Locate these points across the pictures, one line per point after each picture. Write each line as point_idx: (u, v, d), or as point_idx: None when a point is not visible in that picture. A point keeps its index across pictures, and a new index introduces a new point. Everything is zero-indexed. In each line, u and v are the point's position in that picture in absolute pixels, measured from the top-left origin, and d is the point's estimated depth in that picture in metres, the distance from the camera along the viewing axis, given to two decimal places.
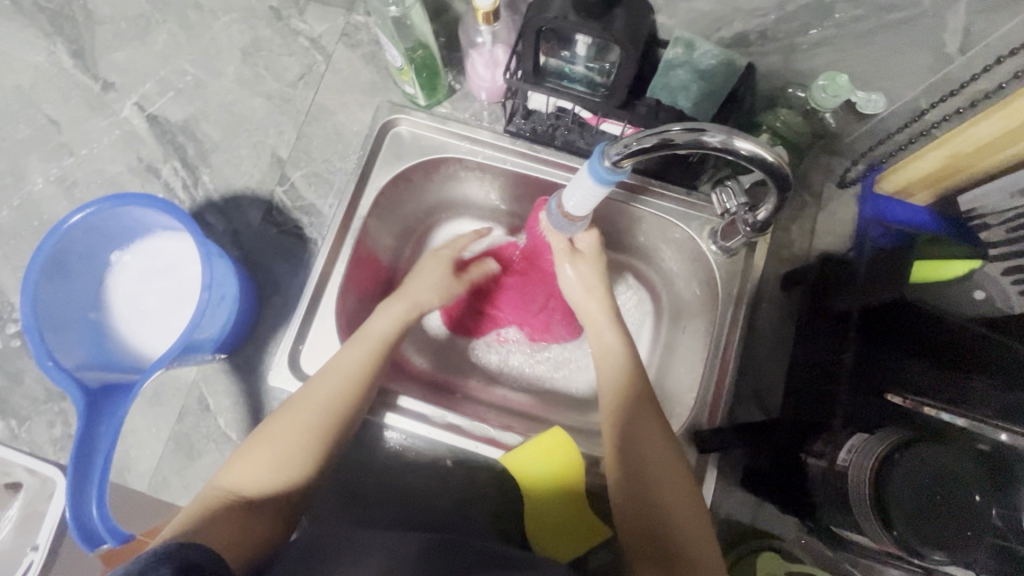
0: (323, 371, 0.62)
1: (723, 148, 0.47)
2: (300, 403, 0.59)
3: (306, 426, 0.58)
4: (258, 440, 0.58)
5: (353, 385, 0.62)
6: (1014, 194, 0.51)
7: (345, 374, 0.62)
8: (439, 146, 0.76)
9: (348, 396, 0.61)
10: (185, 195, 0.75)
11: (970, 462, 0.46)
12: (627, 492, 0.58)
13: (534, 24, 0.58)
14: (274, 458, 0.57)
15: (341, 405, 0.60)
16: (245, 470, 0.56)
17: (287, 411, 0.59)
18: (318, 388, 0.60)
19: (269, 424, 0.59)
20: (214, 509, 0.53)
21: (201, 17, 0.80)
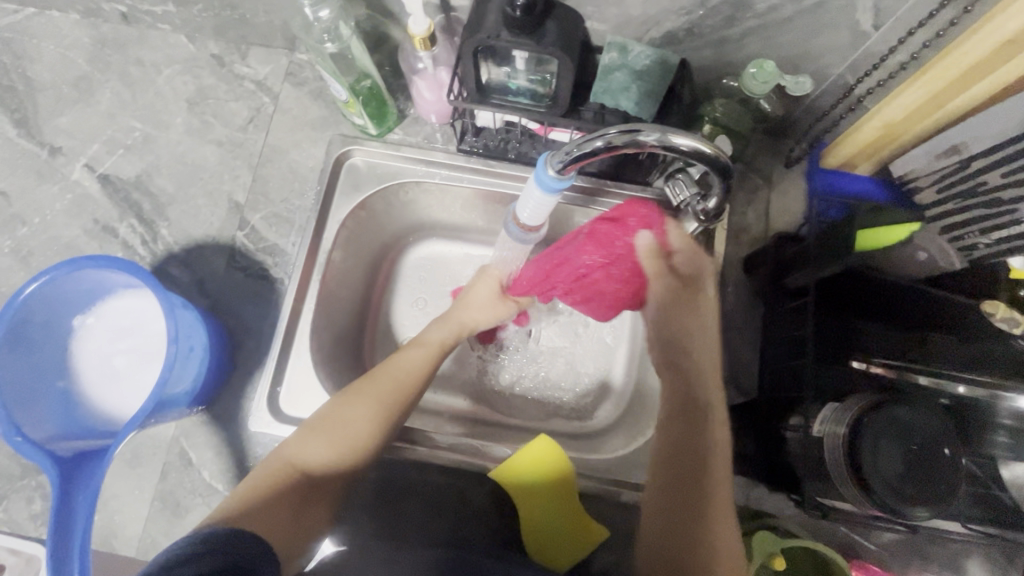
0: (397, 363, 0.63)
1: (661, 145, 0.48)
2: (367, 390, 0.59)
3: (373, 414, 0.58)
4: (321, 421, 0.57)
5: (424, 381, 0.63)
6: (940, 155, 0.54)
7: (418, 371, 0.63)
8: (396, 173, 0.76)
9: (418, 393, 0.62)
10: (145, 251, 0.75)
11: (935, 420, 0.48)
12: (668, 485, 0.55)
13: (470, 45, 0.59)
14: (341, 443, 0.57)
15: (411, 401, 0.61)
16: (308, 449, 0.56)
17: (355, 396, 0.59)
18: (388, 378, 0.61)
19: (334, 405, 0.58)
20: (278, 484, 0.53)
21: (143, 73, 0.81)
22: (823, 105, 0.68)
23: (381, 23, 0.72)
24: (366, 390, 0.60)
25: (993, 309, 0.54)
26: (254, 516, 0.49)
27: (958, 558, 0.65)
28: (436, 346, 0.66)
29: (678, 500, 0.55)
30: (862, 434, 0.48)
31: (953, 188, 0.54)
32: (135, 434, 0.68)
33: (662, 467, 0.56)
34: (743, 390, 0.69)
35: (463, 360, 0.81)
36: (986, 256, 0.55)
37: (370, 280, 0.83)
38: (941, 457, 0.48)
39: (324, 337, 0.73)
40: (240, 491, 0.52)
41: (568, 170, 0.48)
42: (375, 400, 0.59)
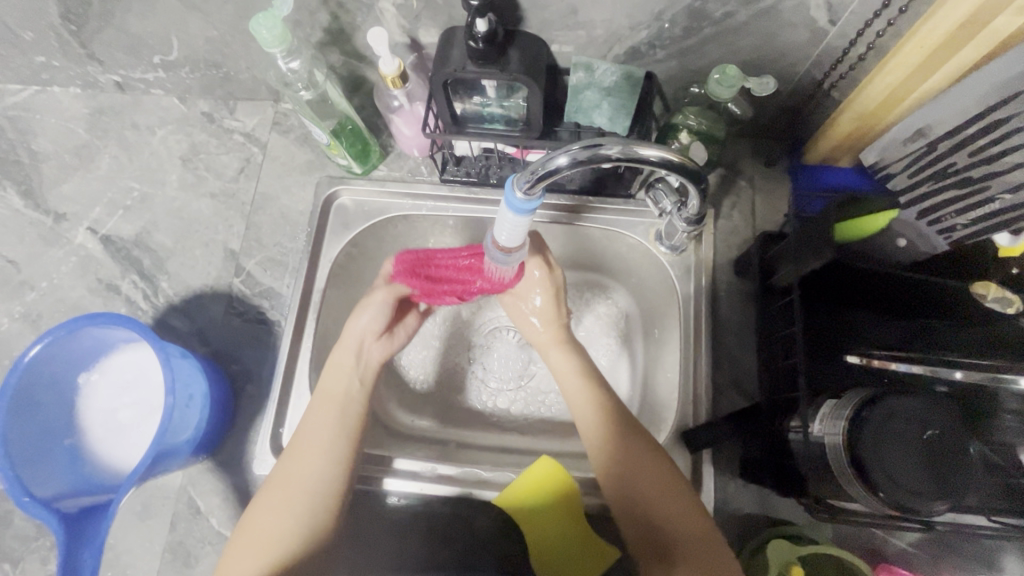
0: (296, 446, 0.61)
1: (626, 157, 0.49)
2: (275, 485, 0.59)
3: (286, 506, 0.58)
4: (243, 529, 0.58)
5: (329, 453, 0.61)
6: (906, 141, 0.54)
7: (320, 447, 0.61)
8: (383, 208, 0.78)
9: (326, 468, 0.60)
10: (148, 305, 0.77)
11: (936, 410, 0.47)
12: (608, 473, 0.60)
13: (439, 79, 0.61)
14: (264, 543, 0.56)
15: (321, 480, 0.60)
16: (235, 560, 0.56)
17: (265, 496, 0.59)
18: (289, 467, 0.60)
19: (251, 510, 0.59)
20: None
21: (139, 136, 0.85)
22: (795, 102, 0.68)
23: (356, 67, 0.75)
24: (275, 487, 0.59)
25: (983, 290, 0.54)
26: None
27: (993, 555, 0.61)
28: (333, 411, 0.63)
29: (626, 483, 0.58)
30: (859, 429, 0.47)
31: (924, 172, 0.54)
32: (144, 486, 0.69)
33: (598, 459, 0.61)
34: (746, 394, 0.67)
35: (462, 385, 0.81)
36: (966, 236, 0.54)
37: None
38: (947, 448, 0.46)
39: (323, 375, 0.74)
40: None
41: (534, 189, 0.48)
42: (286, 492, 0.59)
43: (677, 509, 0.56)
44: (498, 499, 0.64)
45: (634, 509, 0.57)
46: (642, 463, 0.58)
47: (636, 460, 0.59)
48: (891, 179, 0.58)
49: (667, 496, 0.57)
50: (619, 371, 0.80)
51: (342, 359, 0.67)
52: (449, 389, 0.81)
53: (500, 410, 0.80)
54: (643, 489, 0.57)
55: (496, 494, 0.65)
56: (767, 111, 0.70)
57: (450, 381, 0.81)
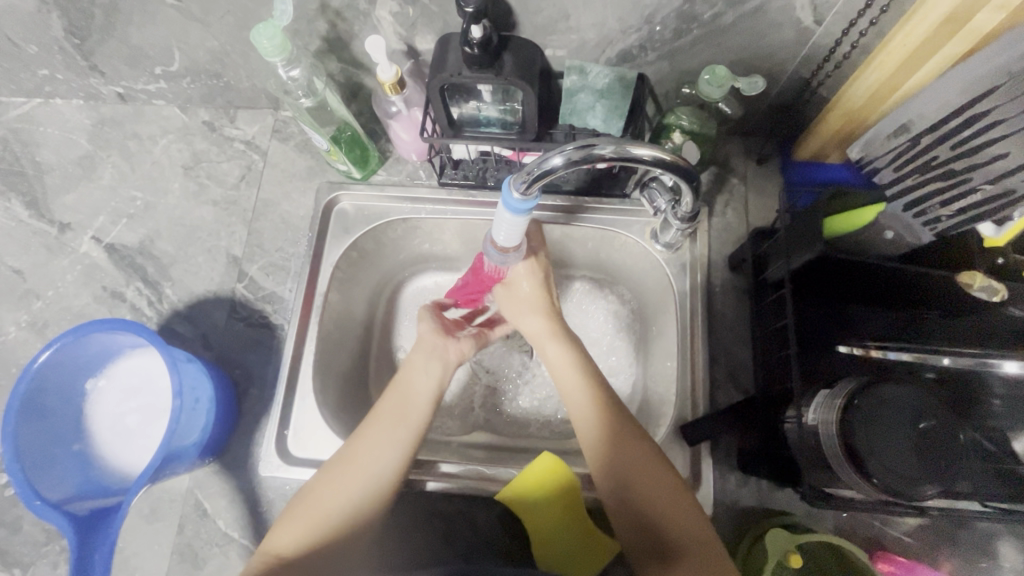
0: (367, 432, 0.63)
1: (619, 156, 0.50)
2: (339, 466, 0.61)
3: (344, 490, 0.60)
4: (299, 502, 0.60)
5: (395, 445, 0.62)
6: (891, 135, 0.55)
7: (385, 438, 0.63)
8: (383, 212, 0.80)
9: (391, 462, 0.62)
10: (152, 311, 0.78)
11: (926, 398, 0.48)
12: (605, 469, 0.60)
13: (435, 84, 0.62)
14: (316, 523, 0.59)
15: (383, 471, 0.61)
16: (283, 534, 0.58)
17: (326, 475, 0.61)
18: (357, 451, 0.62)
19: (310, 485, 0.61)
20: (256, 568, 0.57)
21: (141, 146, 0.86)
22: (784, 100, 0.70)
23: (354, 74, 0.76)
24: (342, 466, 0.61)
25: (970, 280, 0.53)
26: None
27: (988, 540, 0.63)
28: (408, 407, 0.65)
29: (621, 481, 0.59)
30: (851, 416, 0.48)
31: (909, 165, 0.55)
32: (152, 490, 0.70)
33: (596, 455, 0.61)
34: (743, 387, 0.69)
35: (464, 386, 0.82)
36: (952, 227, 0.55)
37: (368, 318, 0.85)
38: (937, 433, 0.47)
39: (327, 377, 0.75)
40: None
41: (530, 190, 0.50)
42: (346, 475, 0.61)
43: (670, 505, 0.57)
44: (501, 495, 0.66)
45: (631, 506, 0.58)
46: (637, 461, 0.59)
47: (633, 459, 0.59)
48: (876, 173, 0.59)
49: (664, 499, 0.57)
50: (618, 368, 0.81)
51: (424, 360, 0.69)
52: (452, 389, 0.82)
53: (501, 409, 0.81)
54: (639, 488, 0.58)
55: (499, 490, 0.66)
56: (757, 110, 0.72)
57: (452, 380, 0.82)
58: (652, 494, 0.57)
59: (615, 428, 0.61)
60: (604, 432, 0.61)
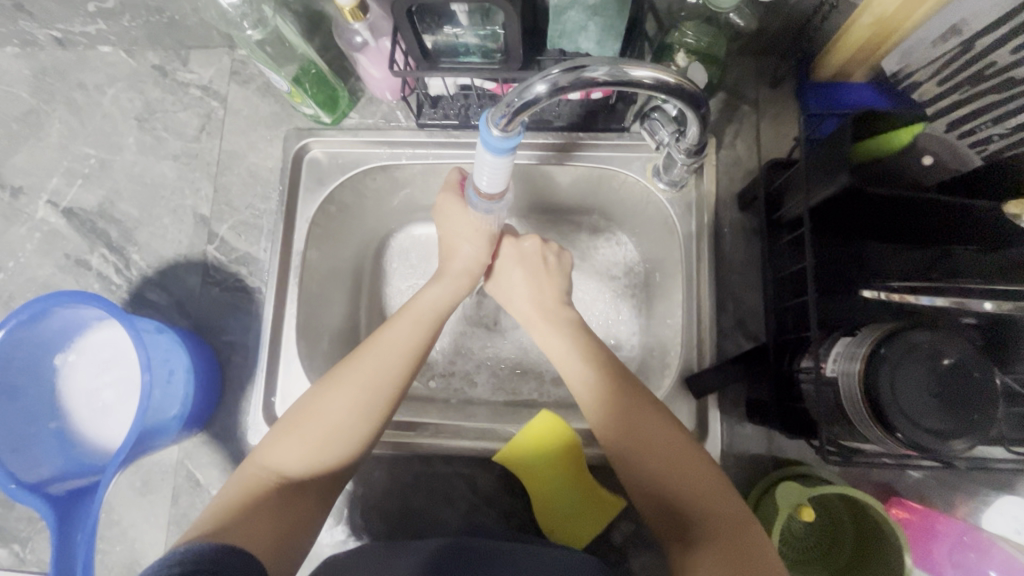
0: (377, 345, 0.58)
1: (615, 80, 0.43)
2: (344, 381, 0.56)
3: (356, 405, 0.55)
4: (301, 416, 0.55)
5: (409, 360, 0.59)
6: (936, 41, 0.50)
7: (399, 351, 0.58)
8: (359, 159, 0.73)
9: (404, 374, 0.58)
10: (121, 278, 0.73)
11: (960, 340, 0.44)
12: (611, 431, 0.55)
13: (401, 6, 0.53)
14: (321, 441, 0.54)
15: (398, 386, 0.57)
16: (287, 451, 0.53)
17: (329, 389, 0.56)
18: (367, 363, 0.57)
19: (311, 398, 0.56)
20: (256, 490, 0.51)
21: (88, 96, 0.78)
22: (806, 9, 0.60)
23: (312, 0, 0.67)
24: (348, 377, 0.56)
25: (1021, 210, 0.46)
26: (233, 535, 0.46)
27: (1009, 483, 0.60)
28: (422, 321, 0.61)
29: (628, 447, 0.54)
30: (877, 365, 0.44)
31: (956, 76, 0.50)
32: (141, 463, 0.68)
33: (604, 425, 0.56)
34: (754, 335, 0.64)
35: (458, 342, 0.78)
36: (1004, 148, 0.49)
37: (353, 275, 0.79)
38: (970, 377, 0.43)
39: (314, 341, 0.71)
40: (219, 505, 0.50)
41: (512, 125, 0.43)
42: (356, 388, 0.55)
43: (691, 473, 0.52)
44: (498, 457, 0.62)
45: (647, 474, 0.53)
46: (647, 426, 0.54)
47: (646, 424, 0.54)
48: (917, 89, 0.55)
49: (689, 472, 0.52)
50: (621, 318, 0.76)
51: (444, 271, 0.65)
52: (446, 346, 0.78)
53: (497, 365, 0.77)
54: (653, 458, 0.53)
55: (495, 452, 0.63)
56: (774, 22, 0.62)
57: (445, 339, 0.78)
58: (671, 464, 0.52)
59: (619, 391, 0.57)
60: (612, 395, 0.56)
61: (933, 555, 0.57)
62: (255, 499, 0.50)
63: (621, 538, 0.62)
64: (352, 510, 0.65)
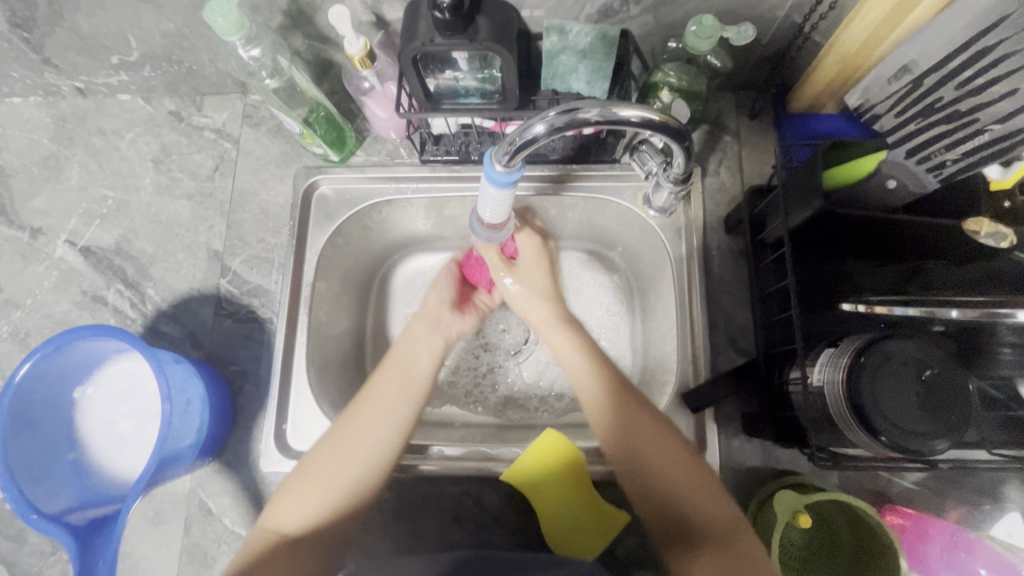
0: (365, 404, 0.62)
1: (606, 119, 0.48)
2: (337, 440, 0.60)
3: (347, 462, 0.59)
4: (300, 474, 0.59)
5: (394, 416, 0.62)
6: (891, 78, 0.55)
7: (389, 406, 0.62)
8: (365, 194, 0.77)
9: (393, 431, 0.61)
10: (135, 313, 0.76)
11: (932, 348, 0.47)
12: (612, 440, 0.59)
13: (407, 55, 0.58)
14: (317, 499, 0.58)
15: (387, 441, 0.61)
16: (287, 509, 0.57)
17: (324, 448, 0.60)
18: (356, 422, 0.61)
19: (311, 458, 0.59)
20: (263, 548, 0.56)
21: (106, 141, 0.82)
22: (777, 48, 0.66)
23: (321, 50, 0.72)
24: (339, 437, 0.60)
25: (977, 226, 0.52)
26: None
27: (997, 486, 0.62)
28: (404, 377, 0.65)
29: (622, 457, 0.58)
30: (858, 372, 0.47)
31: (909, 109, 0.55)
32: (153, 493, 0.69)
33: (609, 439, 0.59)
34: (745, 351, 0.67)
35: (463, 365, 0.81)
36: (956, 172, 0.54)
37: (359, 304, 0.83)
38: (944, 383, 0.47)
39: (323, 368, 0.74)
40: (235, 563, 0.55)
41: (514, 161, 0.47)
42: (350, 446, 0.59)
43: (691, 483, 0.55)
44: (506, 475, 0.64)
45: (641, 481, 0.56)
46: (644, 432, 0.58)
47: (648, 437, 0.57)
48: (877, 120, 0.59)
49: (684, 481, 0.55)
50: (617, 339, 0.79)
51: (416, 331, 0.71)
52: (452, 371, 0.81)
53: (500, 386, 0.80)
54: (658, 469, 0.56)
55: (503, 471, 0.65)
56: (749, 61, 0.68)
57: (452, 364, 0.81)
58: (668, 471, 0.56)
59: (625, 408, 0.60)
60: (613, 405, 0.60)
61: (928, 560, 0.59)
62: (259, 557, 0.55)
63: (625, 552, 0.64)
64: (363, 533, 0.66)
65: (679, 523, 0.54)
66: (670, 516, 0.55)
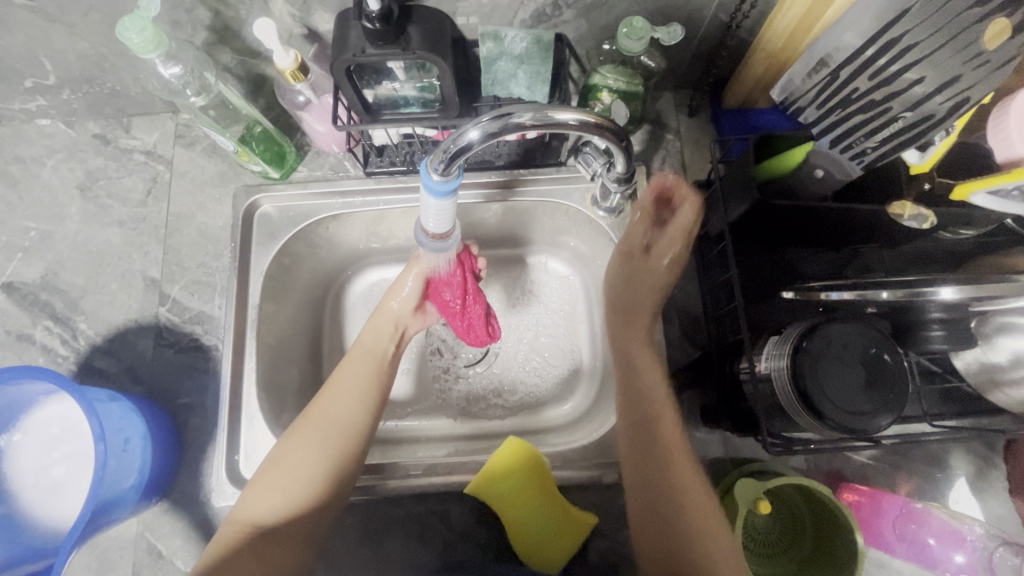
0: (332, 393, 0.63)
1: (540, 123, 0.47)
2: (305, 429, 0.60)
3: (319, 448, 0.59)
4: (268, 468, 0.58)
5: (362, 401, 0.63)
6: (811, 72, 0.56)
7: (357, 392, 0.63)
8: (310, 211, 0.74)
9: (360, 417, 0.62)
10: (67, 350, 0.71)
11: (871, 330, 0.49)
12: (632, 445, 0.60)
13: (339, 66, 0.57)
14: (288, 488, 0.57)
15: (356, 430, 0.61)
16: (257, 499, 0.56)
17: (294, 437, 0.59)
18: (325, 410, 0.61)
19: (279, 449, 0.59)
20: (237, 542, 0.54)
21: (25, 169, 0.77)
22: (708, 47, 0.67)
23: (252, 64, 0.69)
24: (307, 424, 0.60)
25: (899, 210, 0.54)
26: None
27: (944, 457, 0.65)
28: (369, 365, 0.66)
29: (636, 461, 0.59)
30: (801, 359, 0.48)
31: (831, 100, 0.56)
32: (96, 541, 0.65)
33: (630, 440, 0.60)
34: (699, 344, 0.69)
35: (427, 378, 0.80)
36: (877, 159, 0.56)
37: (312, 323, 0.80)
38: (885, 364, 0.48)
39: (275, 394, 0.71)
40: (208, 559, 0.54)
41: (450, 169, 0.46)
42: (319, 432, 0.60)
43: (697, 513, 0.54)
44: (470, 488, 0.63)
45: (651, 487, 0.57)
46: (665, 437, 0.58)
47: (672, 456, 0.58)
48: (801, 112, 0.60)
49: (696, 509, 0.55)
50: (574, 343, 0.80)
51: (380, 321, 0.70)
52: (411, 386, 0.79)
53: (462, 394, 0.79)
54: (670, 489, 0.56)
55: (468, 483, 0.63)
56: (683, 59, 0.69)
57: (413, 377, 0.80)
58: (679, 481, 0.56)
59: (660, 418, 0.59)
60: (641, 395, 0.61)
61: (883, 532, 0.61)
62: (230, 551, 0.54)
63: (597, 555, 0.64)
64: (331, 559, 0.65)
65: (668, 527, 0.55)
66: (664, 516, 0.55)
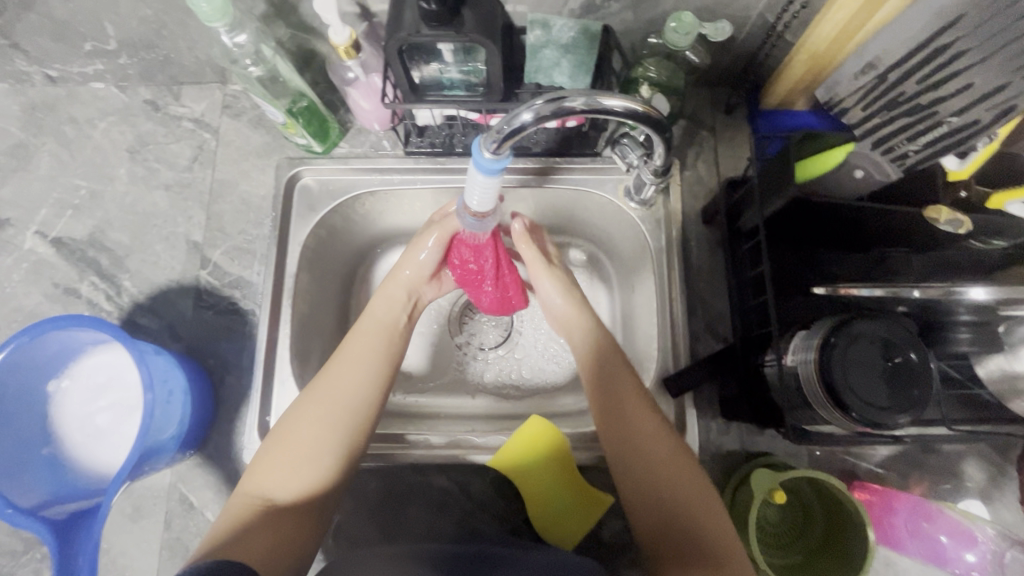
0: (338, 367, 0.62)
1: (590, 108, 0.49)
2: (314, 403, 0.59)
3: (327, 420, 0.59)
4: (274, 443, 0.58)
5: (370, 373, 0.63)
6: (859, 73, 0.57)
7: (364, 364, 0.63)
8: (349, 186, 0.76)
9: (368, 388, 0.62)
10: (111, 305, 0.74)
11: (899, 328, 0.50)
12: (617, 441, 0.59)
13: (393, 46, 0.58)
14: (302, 460, 0.57)
15: (365, 401, 0.61)
16: (268, 473, 0.56)
17: (302, 409, 0.59)
18: (332, 382, 0.61)
19: (288, 420, 0.59)
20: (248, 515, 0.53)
21: (78, 130, 0.80)
22: (751, 46, 0.68)
23: (305, 39, 0.72)
24: (314, 396, 0.60)
25: (937, 213, 0.56)
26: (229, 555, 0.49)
27: (957, 464, 0.66)
28: (377, 337, 0.66)
29: (623, 470, 0.58)
30: (828, 352, 0.50)
31: (877, 102, 0.57)
32: (132, 488, 0.68)
33: (615, 441, 0.59)
34: (722, 337, 0.70)
35: (450, 355, 0.82)
36: (921, 160, 0.56)
37: (343, 296, 0.83)
38: (909, 363, 0.49)
39: (306, 360, 0.73)
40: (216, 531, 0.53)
41: (502, 149, 0.48)
42: (326, 403, 0.59)
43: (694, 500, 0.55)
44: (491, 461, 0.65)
45: (646, 487, 0.56)
46: (650, 436, 0.58)
47: (659, 447, 0.57)
48: (846, 114, 0.61)
49: (690, 497, 0.55)
50: None
51: (392, 291, 0.70)
52: (434, 363, 0.81)
53: (484, 374, 0.81)
54: (666, 483, 0.56)
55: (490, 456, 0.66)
56: (726, 57, 0.70)
57: (436, 355, 0.82)
58: (673, 482, 0.56)
59: (642, 418, 0.59)
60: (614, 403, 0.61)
61: (894, 530, 0.62)
62: (242, 524, 0.52)
63: (610, 535, 0.66)
64: (353, 522, 0.67)
65: (666, 516, 0.55)
66: (663, 508, 0.55)
